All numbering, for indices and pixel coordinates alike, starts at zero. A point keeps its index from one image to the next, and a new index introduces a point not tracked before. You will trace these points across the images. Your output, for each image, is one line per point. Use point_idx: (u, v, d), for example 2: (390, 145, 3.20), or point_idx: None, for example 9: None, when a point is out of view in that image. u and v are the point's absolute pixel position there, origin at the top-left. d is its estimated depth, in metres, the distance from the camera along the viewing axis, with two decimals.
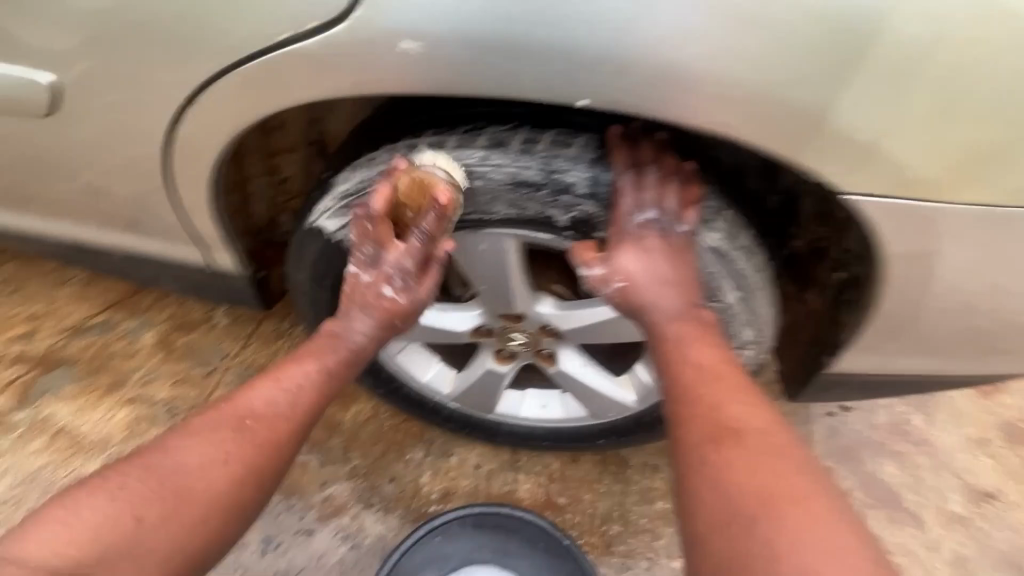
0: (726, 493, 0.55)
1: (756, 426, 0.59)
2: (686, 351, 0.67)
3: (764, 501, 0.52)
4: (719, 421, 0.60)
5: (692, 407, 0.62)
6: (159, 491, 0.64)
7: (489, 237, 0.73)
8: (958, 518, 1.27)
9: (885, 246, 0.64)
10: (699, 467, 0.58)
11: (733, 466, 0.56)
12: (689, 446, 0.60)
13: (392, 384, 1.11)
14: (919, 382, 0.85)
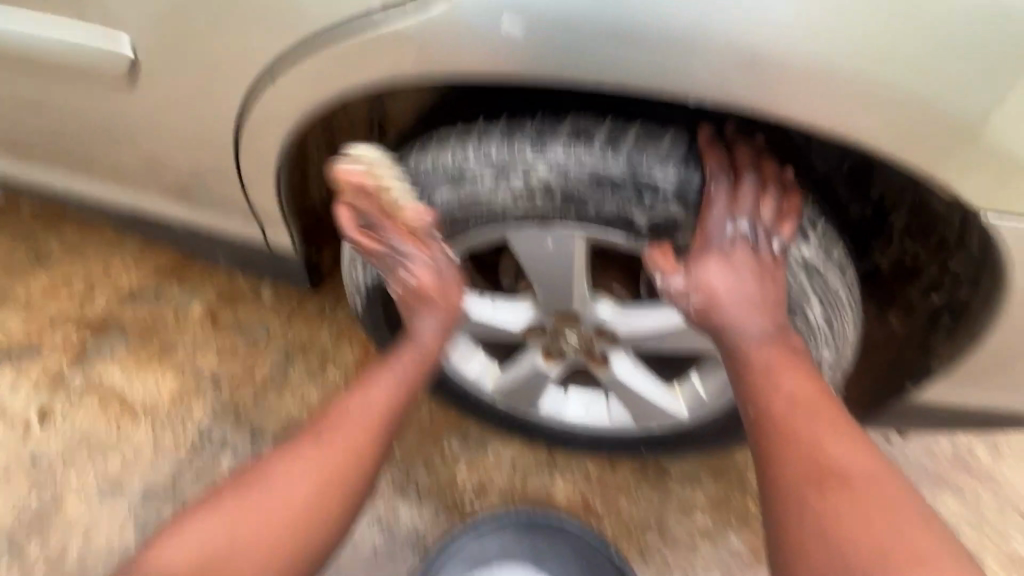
0: (835, 540, 0.49)
1: (862, 468, 0.53)
2: (774, 378, 0.60)
3: (888, 559, 0.47)
4: (821, 462, 0.54)
5: (791, 442, 0.56)
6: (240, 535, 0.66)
7: (557, 234, 0.69)
8: (1022, 560, 1.18)
9: (1008, 271, 0.58)
10: (801, 513, 0.52)
11: (839, 510, 0.50)
12: (788, 488, 0.54)
13: (435, 374, 1.09)
14: (1012, 419, 0.78)
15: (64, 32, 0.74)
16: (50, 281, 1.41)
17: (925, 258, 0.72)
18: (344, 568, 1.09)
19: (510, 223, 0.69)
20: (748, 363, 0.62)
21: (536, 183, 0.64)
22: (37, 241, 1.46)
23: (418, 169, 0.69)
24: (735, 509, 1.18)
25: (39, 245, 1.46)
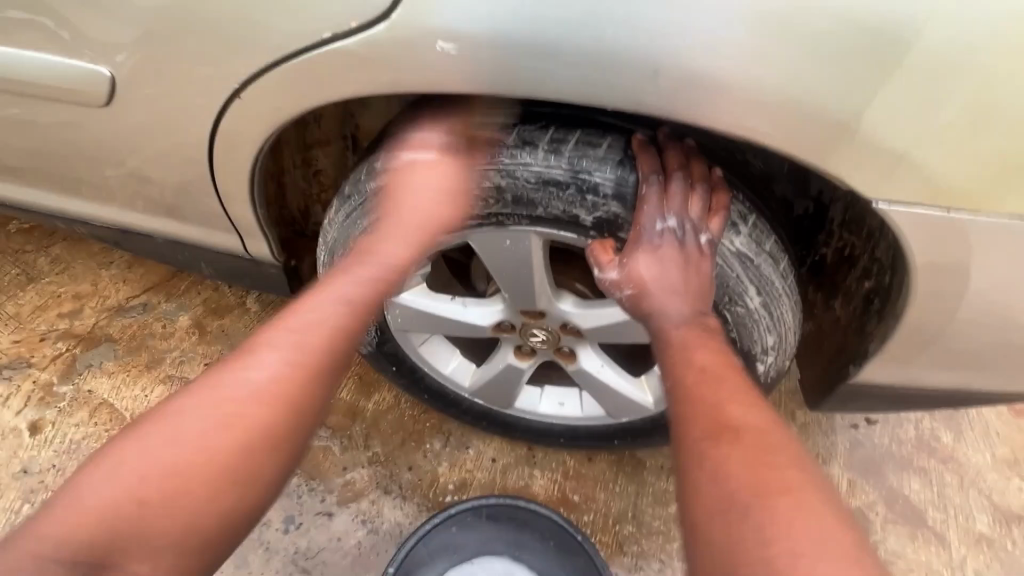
0: (724, 482, 0.52)
1: (754, 421, 0.57)
2: (689, 355, 0.63)
3: (763, 498, 0.50)
4: (718, 417, 0.57)
5: (691, 405, 0.59)
6: (143, 465, 0.56)
7: (514, 234, 0.75)
8: (985, 538, 1.22)
9: (911, 258, 0.64)
10: (698, 463, 0.55)
11: (729, 457, 0.54)
12: (691, 443, 0.57)
13: (414, 375, 1.14)
14: (948, 397, 0.83)
15: (46, 58, 0.79)
16: (40, 297, 1.45)
17: (860, 246, 0.78)
18: (328, 565, 1.12)
19: (468, 225, 0.75)
20: (665, 343, 0.65)
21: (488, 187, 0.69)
22: (27, 259, 1.50)
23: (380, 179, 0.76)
24: None
25: (29, 263, 1.50)
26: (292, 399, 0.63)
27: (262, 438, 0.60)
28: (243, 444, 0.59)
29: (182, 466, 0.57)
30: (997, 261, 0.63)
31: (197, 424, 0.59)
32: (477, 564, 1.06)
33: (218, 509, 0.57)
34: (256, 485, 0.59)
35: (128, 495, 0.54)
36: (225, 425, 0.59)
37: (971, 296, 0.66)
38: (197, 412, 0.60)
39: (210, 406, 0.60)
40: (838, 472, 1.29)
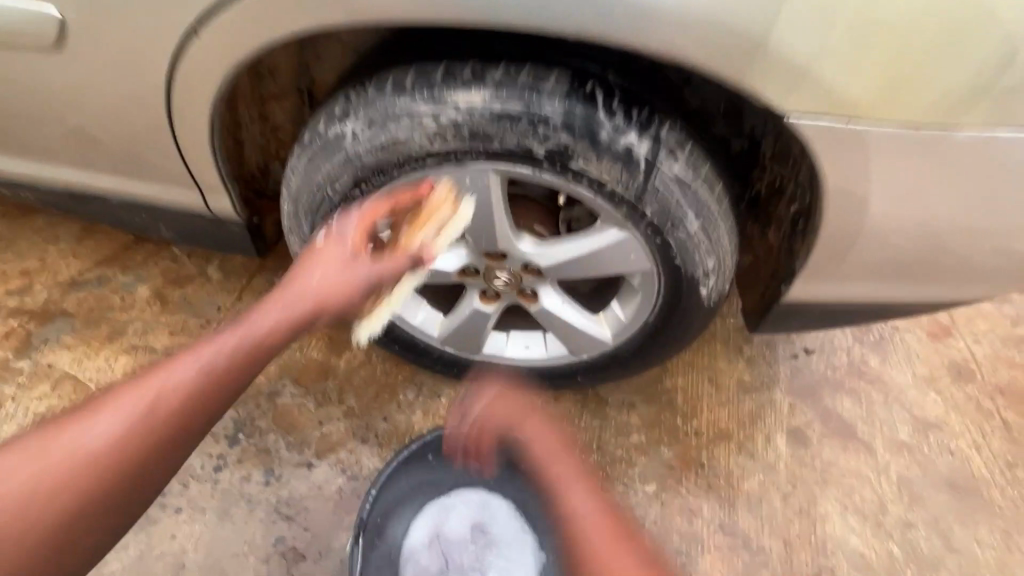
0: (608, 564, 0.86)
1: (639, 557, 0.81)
2: None
3: None
4: None
5: None
6: (94, 427, 0.61)
7: (472, 172, 0.80)
8: (906, 444, 1.37)
9: (824, 172, 0.72)
10: None
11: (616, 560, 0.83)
12: None
13: (384, 327, 1.18)
14: (864, 310, 0.94)
15: None
16: None
17: (788, 176, 0.86)
18: (310, 512, 1.16)
19: (427, 165, 0.80)
20: None
21: (447, 124, 0.75)
22: None
23: (343, 117, 0.80)
24: (665, 426, 1.33)
25: None
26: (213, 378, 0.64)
27: (167, 436, 0.62)
28: (159, 432, 0.62)
29: (110, 449, 0.61)
30: (896, 173, 0.71)
31: (136, 399, 0.63)
32: (457, 495, 1.15)
33: (124, 493, 0.61)
34: (149, 482, 0.63)
35: (59, 458, 0.60)
36: (149, 400, 0.63)
37: (875, 208, 0.75)
38: (145, 388, 0.63)
39: (154, 389, 0.63)
40: (780, 396, 1.42)
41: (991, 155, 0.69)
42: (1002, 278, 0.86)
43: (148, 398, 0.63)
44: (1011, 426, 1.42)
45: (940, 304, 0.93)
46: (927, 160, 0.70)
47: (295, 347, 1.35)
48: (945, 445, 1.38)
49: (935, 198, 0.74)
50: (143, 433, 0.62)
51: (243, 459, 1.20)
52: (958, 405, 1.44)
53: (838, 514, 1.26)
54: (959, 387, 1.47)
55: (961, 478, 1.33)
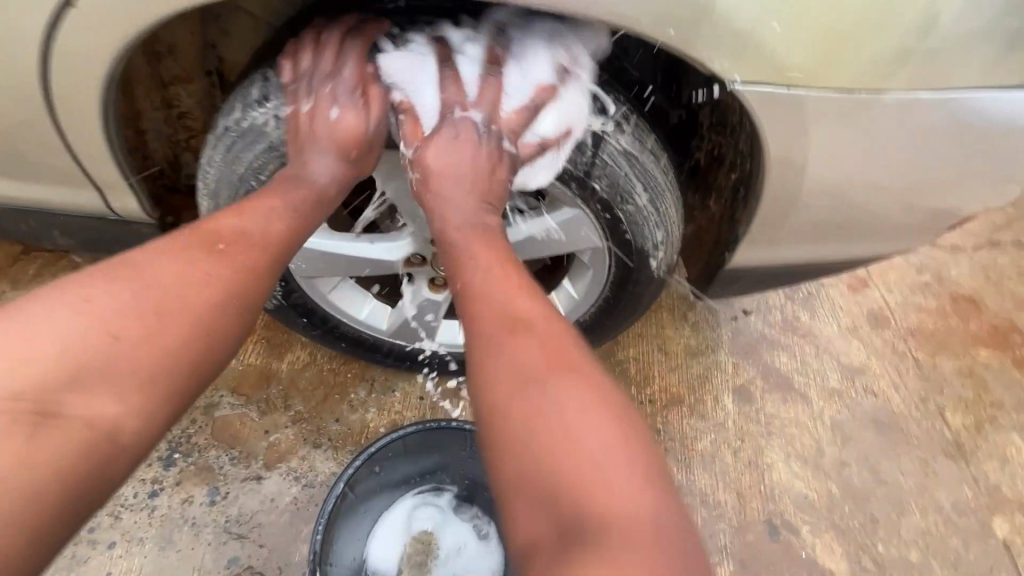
0: (533, 452, 0.55)
1: (566, 392, 0.58)
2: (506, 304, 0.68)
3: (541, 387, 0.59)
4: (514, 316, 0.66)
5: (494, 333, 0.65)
6: (118, 314, 0.57)
7: (415, 153, 0.80)
8: (837, 391, 1.48)
9: (765, 138, 0.74)
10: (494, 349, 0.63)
11: (561, 438, 0.55)
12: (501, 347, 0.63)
13: (328, 324, 1.11)
14: (800, 270, 0.99)
15: None
16: None
17: (726, 145, 0.88)
18: (265, 527, 1.08)
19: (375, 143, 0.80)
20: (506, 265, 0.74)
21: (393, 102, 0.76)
22: None
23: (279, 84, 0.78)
24: None
25: None
26: (233, 277, 0.66)
27: (212, 302, 0.63)
28: (216, 281, 0.64)
29: (138, 321, 0.58)
30: (833, 136, 0.74)
31: (183, 247, 0.66)
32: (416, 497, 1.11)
33: (169, 337, 0.59)
34: (191, 357, 0.60)
35: (105, 341, 0.56)
36: (188, 264, 0.64)
37: (814, 171, 0.78)
38: (197, 238, 0.67)
39: (203, 246, 0.66)
40: (724, 357, 1.49)
41: (919, 116, 0.72)
42: (919, 236, 0.93)
43: (198, 248, 0.66)
44: (923, 363, 1.57)
45: (866, 259, 0.99)
46: (858, 122, 0.73)
47: (230, 355, 1.26)
48: (869, 388, 1.50)
49: (864, 160, 0.77)
50: (171, 327, 0.59)
51: (183, 480, 1.10)
52: (877, 349, 1.57)
53: (783, 462, 1.34)
54: (877, 333, 1.60)
55: (886, 416, 1.46)
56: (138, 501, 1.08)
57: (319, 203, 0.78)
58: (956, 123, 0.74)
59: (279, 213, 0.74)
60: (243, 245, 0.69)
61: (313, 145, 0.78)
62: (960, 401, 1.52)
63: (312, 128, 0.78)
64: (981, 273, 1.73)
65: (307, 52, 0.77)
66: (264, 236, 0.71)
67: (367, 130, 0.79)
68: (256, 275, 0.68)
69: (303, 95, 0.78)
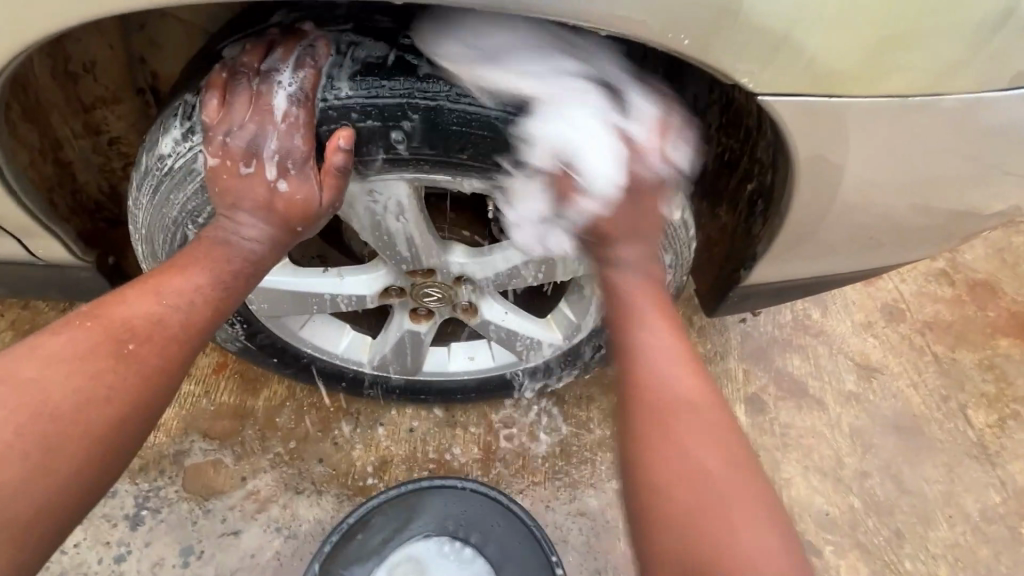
0: (685, 534, 0.51)
1: (723, 472, 0.54)
2: (641, 365, 0.58)
3: (692, 493, 0.53)
4: (661, 399, 0.57)
5: (649, 425, 0.56)
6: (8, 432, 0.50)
7: (379, 183, 0.70)
8: (854, 394, 1.39)
9: (793, 150, 0.64)
10: (649, 446, 0.55)
11: (699, 510, 0.52)
12: (640, 427, 0.56)
13: (302, 362, 1.01)
14: (822, 281, 0.89)
15: None
16: None
17: (739, 150, 0.77)
18: None
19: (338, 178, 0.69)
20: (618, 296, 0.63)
21: (338, 116, 0.63)
22: None
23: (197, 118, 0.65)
24: None
25: None
26: (152, 362, 0.58)
27: (122, 400, 0.55)
28: (129, 373, 0.56)
29: (35, 439, 0.50)
30: (873, 143, 0.63)
31: (88, 337, 0.56)
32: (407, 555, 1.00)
33: (78, 449, 0.52)
34: (108, 462, 0.54)
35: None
36: (90, 360, 0.55)
37: (848, 182, 0.68)
38: (100, 325, 0.57)
39: (110, 333, 0.57)
40: (734, 363, 1.39)
41: (968, 115, 0.62)
42: (953, 239, 0.83)
43: (103, 335, 0.57)
44: (942, 359, 1.47)
45: (893, 264, 0.89)
46: (902, 127, 0.62)
47: (199, 395, 1.15)
48: (887, 389, 1.41)
49: (904, 167, 0.67)
50: (78, 437, 0.52)
51: (153, 540, 1.01)
52: (893, 345, 1.48)
53: (802, 477, 1.26)
54: (893, 328, 1.50)
55: (906, 419, 1.37)
56: (103, 568, 0.99)
57: (252, 276, 0.66)
58: (1009, 121, 0.64)
59: (203, 292, 0.62)
60: (160, 326, 0.59)
61: (251, 210, 0.65)
62: (982, 397, 1.43)
63: (252, 192, 0.64)
64: (998, 256, 1.63)
65: (241, 99, 0.63)
66: (187, 312, 0.61)
67: (320, 202, 0.66)
68: (175, 377, 0.59)
69: (240, 157, 0.64)
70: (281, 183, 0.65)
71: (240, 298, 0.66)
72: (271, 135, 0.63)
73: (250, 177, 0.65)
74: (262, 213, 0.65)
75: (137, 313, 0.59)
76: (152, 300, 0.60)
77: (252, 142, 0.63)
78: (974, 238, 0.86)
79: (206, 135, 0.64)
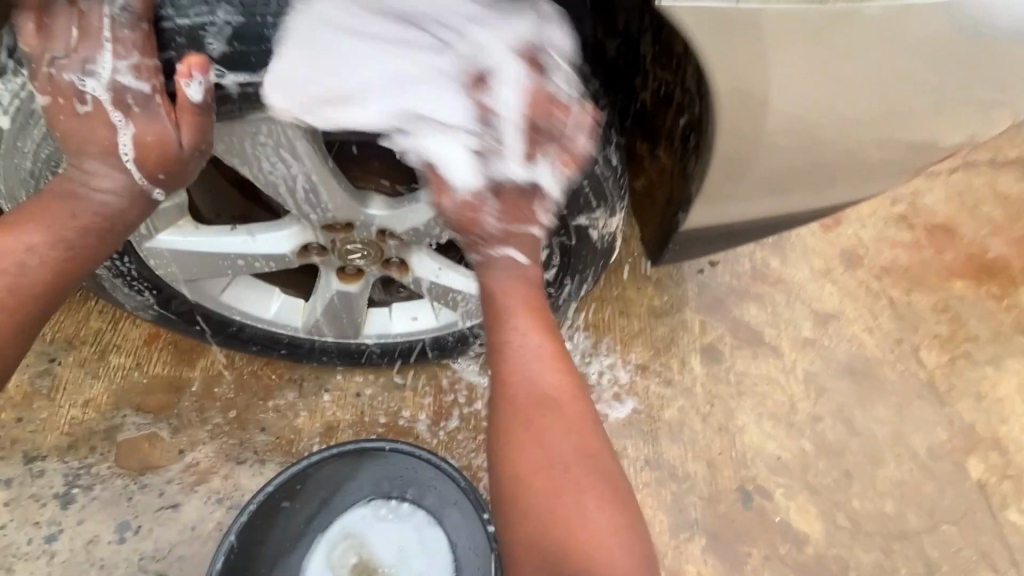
0: (545, 521, 0.65)
1: (574, 470, 0.68)
2: (523, 376, 0.72)
3: (558, 496, 0.66)
4: (539, 393, 0.71)
5: (511, 406, 0.71)
6: None
7: (256, 123, 0.65)
8: (809, 340, 1.39)
9: (712, 72, 0.58)
10: (510, 434, 0.70)
11: (559, 515, 0.65)
12: (509, 417, 0.71)
13: (229, 329, 0.95)
14: (767, 223, 0.86)
15: None
16: None
17: (673, 83, 0.72)
18: (186, 560, 0.97)
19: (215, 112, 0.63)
20: (505, 342, 0.74)
21: (188, 41, 0.58)
22: None
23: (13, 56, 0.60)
24: None
25: None
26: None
27: None
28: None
29: None
30: (797, 61, 0.58)
31: None
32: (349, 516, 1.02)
33: None
34: None
35: None
36: None
37: (776, 111, 0.63)
38: None
39: None
40: (691, 315, 1.36)
41: (900, 26, 0.58)
42: (899, 174, 0.80)
43: None
44: (897, 303, 1.47)
45: (840, 204, 0.86)
46: (827, 40, 0.57)
47: (131, 366, 1.09)
48: (842, 335, 1.41)
49: (837, 91, 0.62)
50: None
51: (86, 519, 0.98)
52: (850, 291, 1.47)
53: (756, 424, 1.27)
54: (850, 274, 1.49)
55: (859, 363, 1.38)
56: (34, 549, 0.95)
57: (113, 235, 0.65)
58: (944, 33, 0.59)
59: (50, 253, 0.62)
60: (3, 283, 0.61)
61: (98, 157, 0.62)
62: (934, 339, 1.44)
63: (95, 135, 0.61)
64: (958, 198, 1.61)
65: (59, 19, 0.56)
66: (29, 271, 0.62)
67: (177, 143, 0.62)
68: (11, 345, 0.62)
69: (73, 95, 0.60)
70: (125, 123, 0.61)
71: (93, 262, 0.65)
72: (103, 65, 0.58)
73: (89, 116, 0.61)
74: (113, 159, 0.63)
75: None
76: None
77: (83, 74, 0.59)
78: (922, 173, 0.83)
79: (31, 67, 0.58)
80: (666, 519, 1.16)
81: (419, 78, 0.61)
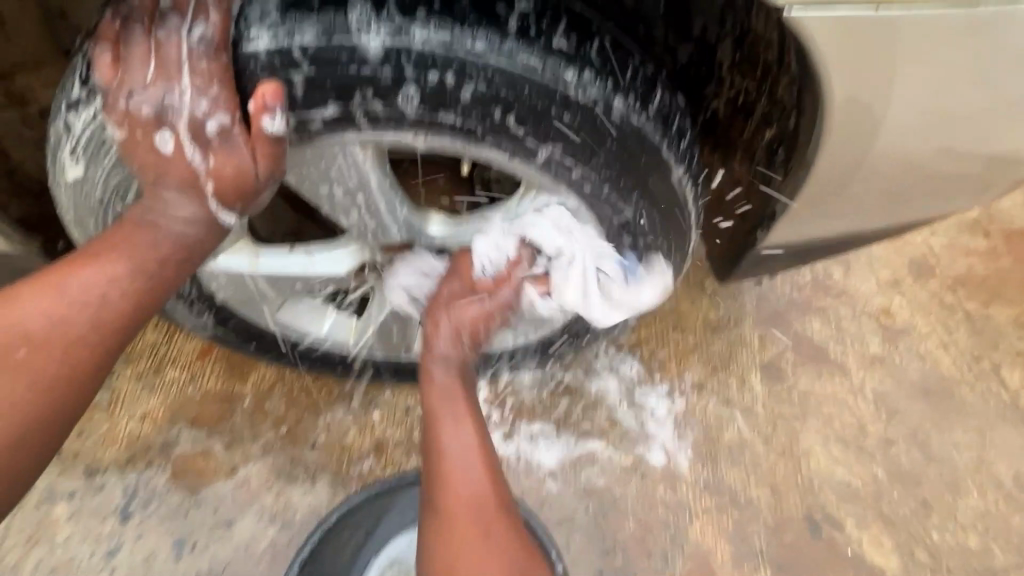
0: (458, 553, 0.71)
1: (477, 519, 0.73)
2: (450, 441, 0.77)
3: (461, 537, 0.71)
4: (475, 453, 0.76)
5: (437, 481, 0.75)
6: None
7: (327, 148, 0.62)
8: (878, 358, 1.30)
9: (828, 82, 0.54)
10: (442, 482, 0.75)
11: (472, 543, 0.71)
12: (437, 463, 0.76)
13: (283, 347, 0.94)
14: (847, 239, 0.80)
15: None
16: None
17: (755, 91, 0.67)
18: None
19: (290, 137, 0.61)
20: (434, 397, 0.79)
21: (266, 69, 0.56)
22: None
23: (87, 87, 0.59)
24: None
25: None
26: (72, 358, 0.59)
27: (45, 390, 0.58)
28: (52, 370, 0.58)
29: None
30: (924, 68, 0.53)
31: None
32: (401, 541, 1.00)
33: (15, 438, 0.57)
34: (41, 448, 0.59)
35: None
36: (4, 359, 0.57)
37: (890, 124, 0.58)
38: (16, 313, 0.58)
39: (21, 327, 0.58)
40: (749, 330, 1.29)
41: None
42: (998, 186, 0.73)
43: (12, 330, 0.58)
44: (975, 317, 1.36)
45: (928, 218, 0.79)
46: (957, 44, 0.52)
47: (185, 380, 1.09)
48: (914, 351, 1.32)
49: (955, 102, 0.56)
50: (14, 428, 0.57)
51: (144, 534, 0.99)
52: (922, 305, 1.37)
53: (822, 447, 1.19)
54: (922, 285, 1.39)
55: (935, 383, 1.28)
56: (95, 563, 0.96)
57: (183, 262, 0.63)
58: None
59: (119, 283, 0.60)
60: (80, 316, 0.59)
61: (176, 186, 0.61)
62: (1018, 357, 1.33)
63: (177, 167, 0.60)
64: None
65: (138, 50, 0.56)
66: (102, 303, 0.60)
67: (255, 174, 0.61)
68: (89, 381, 0.60)
69: (152, 126, 0.58)
70: (203, 156, 0.60)
71: (167, 293, 0.64)
72: (182, 98, 0.57)
73: (171, 152, 0.60)
74: (191, 189, 0.61)
75: (59, 308, 0.59)
76: (65, 294, 0.59)
77: (160, 107, 0.57)
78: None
79: (107, 101, 0.57)
80: (727, 548, 1.10)
81: (507, 97, 0.57)
